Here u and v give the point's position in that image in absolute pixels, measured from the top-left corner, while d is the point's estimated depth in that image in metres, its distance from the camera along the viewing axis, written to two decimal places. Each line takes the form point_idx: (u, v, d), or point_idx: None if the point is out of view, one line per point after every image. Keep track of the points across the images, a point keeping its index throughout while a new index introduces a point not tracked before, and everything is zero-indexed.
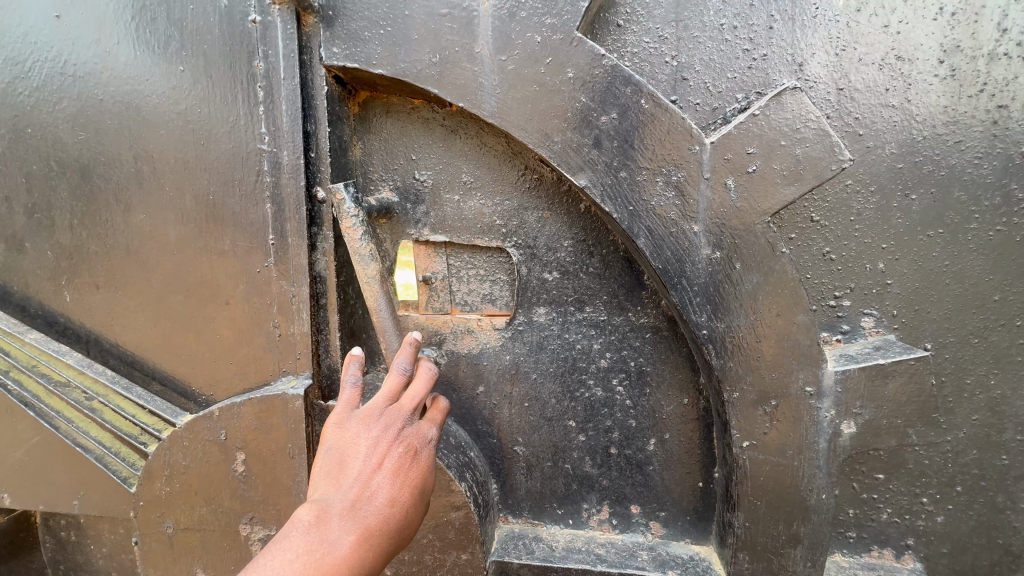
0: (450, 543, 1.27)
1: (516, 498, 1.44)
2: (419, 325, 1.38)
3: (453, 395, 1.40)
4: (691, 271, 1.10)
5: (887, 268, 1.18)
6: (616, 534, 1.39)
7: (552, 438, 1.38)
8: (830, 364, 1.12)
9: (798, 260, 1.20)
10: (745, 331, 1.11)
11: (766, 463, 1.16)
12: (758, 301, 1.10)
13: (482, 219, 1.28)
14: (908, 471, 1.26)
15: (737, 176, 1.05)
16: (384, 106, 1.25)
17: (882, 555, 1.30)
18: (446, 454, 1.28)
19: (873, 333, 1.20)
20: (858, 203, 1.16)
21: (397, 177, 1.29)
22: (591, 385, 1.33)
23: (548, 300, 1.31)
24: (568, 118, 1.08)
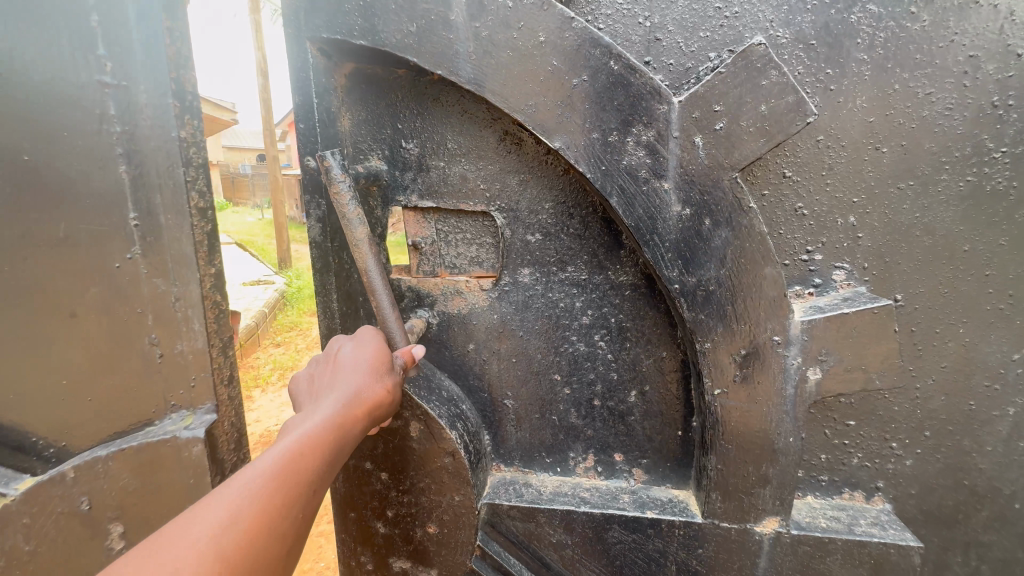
0: (444, 487, 1.38)
1: (507, 449, 1.53)
2: (411, 288, 1.46)
3: (445, 353, 1.49)
4: (664, 227, 1.15)
5: (858, 222, 1.21)
6: (601, 479, 1.48)
7: (539, 393, 1.47)
8: (797, 314, 1.17)
9: (770, 215, 1.24)
10: (716, 285, 1.16)
11: (736, 409, 1.22)
12: (727, 256, 1.14)
13: (467, 184, 1.35)
14: (879, 417, 1.31)
15: (705, 133, 1.09)
16: (368, 76, 1.30)
17: (854, 497, 1.36)
18: (436, 405, 1.37)
19: (844, 286, 1.24)
20: (830, 157, 1.18)
21: (383, 144, 1.35)
22: (574, 341, 1.41)
23: (532, 261, 1.38)
24: (541, 82, 1.12)
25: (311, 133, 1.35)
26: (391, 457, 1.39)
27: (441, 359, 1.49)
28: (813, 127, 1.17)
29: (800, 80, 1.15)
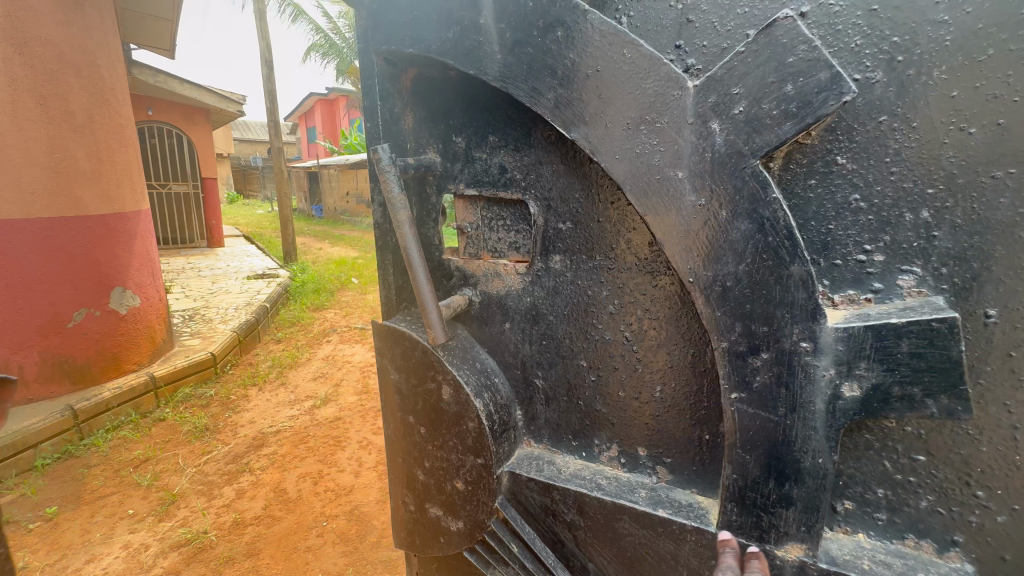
0: (469, 448, 1.51)
1: (538, 426, 1.62)
2: (459, 267, 1.63)
3: (486, 329, 1.63)
4: (678, 219, 1.13)
5: (934, 218, 1.00)
6: (624, 472, 1.48)
7: (566, 376, 1.52)
8: (832, 320, 1.03)
9: (817, 208, 1.10)
10: (733, 281, 1.09)
11: (756, 417, 1.13)
12: (749, 250, 1.07)
13: (504, 175, 1.45)
14: (959, 459, 1.05)
15: (723, 119, 1.05)
16: (419, 75, 1.51)
17: (919, 546, 1.12)
18: (466, 373, 1.52)
19: (914, 294, 1.03)
20: (897, 140, 1.01)
21: (437, 138, 1.54)
22: (600, 329, 1.42)
23: (563, 248, 1.42)
24: (557, 75, 1.19)
25: (381, 133, 1.61)
26: (429, 415, 1.57)
27: (483, 334, 1.64)
28: (875, 106, 1.02)
29: (858, 51, 1.02)
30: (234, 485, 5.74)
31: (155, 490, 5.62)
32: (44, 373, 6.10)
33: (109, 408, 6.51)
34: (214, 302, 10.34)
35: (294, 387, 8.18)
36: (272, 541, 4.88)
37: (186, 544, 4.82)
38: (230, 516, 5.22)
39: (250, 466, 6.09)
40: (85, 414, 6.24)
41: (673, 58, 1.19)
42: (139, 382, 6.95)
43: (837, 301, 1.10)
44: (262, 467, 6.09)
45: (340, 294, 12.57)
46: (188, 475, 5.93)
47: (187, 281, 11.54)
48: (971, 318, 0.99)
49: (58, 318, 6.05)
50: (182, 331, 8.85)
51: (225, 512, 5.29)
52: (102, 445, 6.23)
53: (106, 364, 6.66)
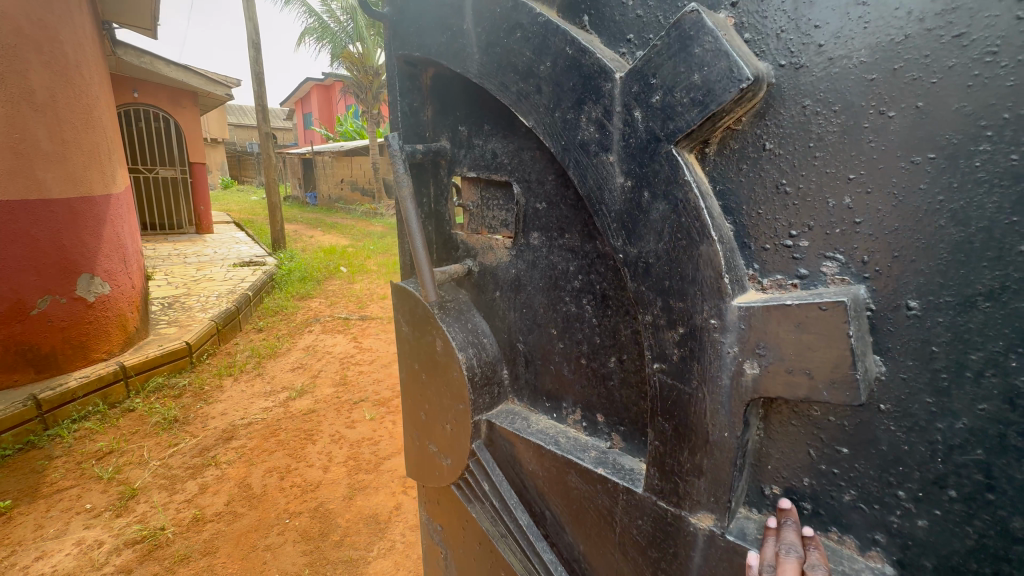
0: (456, 394, 1.54)
1: (520, 384, 1.61)
2: (465, 241, 1.66)
3: (482, 297, 1.63)
4: (609, 199, 1.11)
5: (855, 204, 0.98)
6: (584, 435, 1.44)
7: (542, 342, 1.50)
8: (738, 299, 0.99)
9: (749, 191, 1.09)
10: (654, 258, 1.06)
11: (673, 387, 1.10)
12: (667, 229, 1.04)
13: (496, 158, 1.47)
14: (880, 454, 1.00)
15: (643, 107, 1.03)
16: (435, 75, 1.59)
17: (842, 541, 1.08)
18: (457, 330, 1.53)
19: (836, 282, 1.00)
20: (820, 124, 0.99)
21: (447, 128, 1.60)
22: (568, 301, 1.39)
23: (540, 227, 1.40)
24: (519, 70, 1.22)
25: (402, 125, 1.68)
26: (426, 362, 1.59)
27: (481, 300, 1.64)
28: (800, 89, 1.01)
29: (784, 38, 1.02)
30: (197, 480, 5.66)
31: (115, 484, 5.59)
32: (5, 362, 6.30)
33: (75, 397, 6.61)
34: (196, 290, 10.25)
35: (270, 377, 8.10)
36: (232, 538, 4.79)
37: (143, 541, 4.76)
38: (191, 512, 5.15)
39: (217, 459, 6.02)
40: (49, 404, 6.35)
41: (626, 51, 1.19)
42: (110, 371, 7.03)
43: (765, 285, 1.08)
44: (229, 460, 6.00)
45: (325, 283, 12.47)
46: (152, 468, 5.88)
47: (169, 268, 11.43)
48: (892, 311, 0.96)
49: (21, 304, 6.32)
50: (159, 319, 8.84)
51: (188, 506, 5.23)
52: (66, 436, 6.31)
53: (70, 354, 6.87)
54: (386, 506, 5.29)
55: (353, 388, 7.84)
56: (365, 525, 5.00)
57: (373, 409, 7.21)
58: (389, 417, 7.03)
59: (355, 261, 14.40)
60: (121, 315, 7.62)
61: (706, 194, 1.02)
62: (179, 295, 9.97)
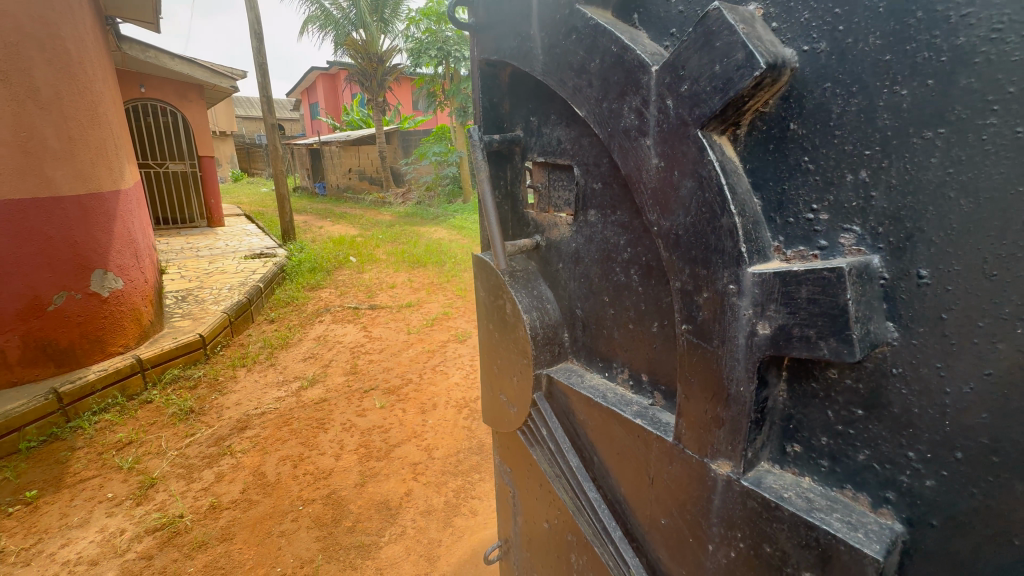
0: (523, 349, 1.78)
1: (578, 346, 1.77)
2: (535, 218, 1.80)
3: (547, 268, 1.80)
4: (645, 178, 1.21)
5: (872, 177, 0.96)
6: (631, 393, 1.57)
7: (596, 310, 1.63)
8: (752, 267, 1.05)
9: (774, 169, 1.09)
10: (684, 231, 1.14)
11: (697, 348, 1.18)
12: (693, 205, 1.11)
13: (558, 144, 1.58)
14: (892, 416, 0.98)
15: (674, 96, 1.10)
16: (509, 69, 1.70)
17: (857, 498, 1.06)
18: (523, 296, 1.75)
19: (854, 252, 0.99)
20: (839, 105, 0.97)
21: (521, 119, 1.73)
22: (621, 271, 1.48)
23: (597, 205, 1.50)
24: (573, 67, 1.34)
25: (483, 117, 1.86)
26: (499, 322, 1.86)
27: (546, 271, 1.81)
28: (820, 73, 0.99)
29: (806, 23, 1.00)
30: (213, 469, 5.78)
31: (135, 473, 5.73)
32: (26, 357, 6.50)
33: (93, 391, 6.77)
34: (209, 283, 10.40)
35: (283, 368, 8.21)
36: (247, 524, 4.92)
37: (161, 529, 4.89)
38: (208, 499, 5.27)
39: (232, 448, 6.14)
40: (69, 397, 6.53)
41: (669, 44, 1.25)
42: (126, 364, 7.18)
43: (789, 256, 1.09)
44: (243, 449, 6.12)
45: (335, 273, 12.52)
46: (170, 458, 6.02)
47: (182, 262, 11.60)
48: (904, 279, 0.93)
49: (38, 301, 6.47)
50: (173, 312, 8.99)
51: (203, 495, 5.35)
52: (87, 428, 6.48)
53: (89, 348, 7.02)
54: (397, 493, 5.37)
55: (363, 376, 7.95)
56: (376, 512, 5.09)
57: (384, 397, 7.29)
58: (399, 405, 7.09)
59: (363, 252, 14.41)
60: (136, 309, 7.76)
61: (732, 173, 1.08)
62: (193, 287, 10.11)
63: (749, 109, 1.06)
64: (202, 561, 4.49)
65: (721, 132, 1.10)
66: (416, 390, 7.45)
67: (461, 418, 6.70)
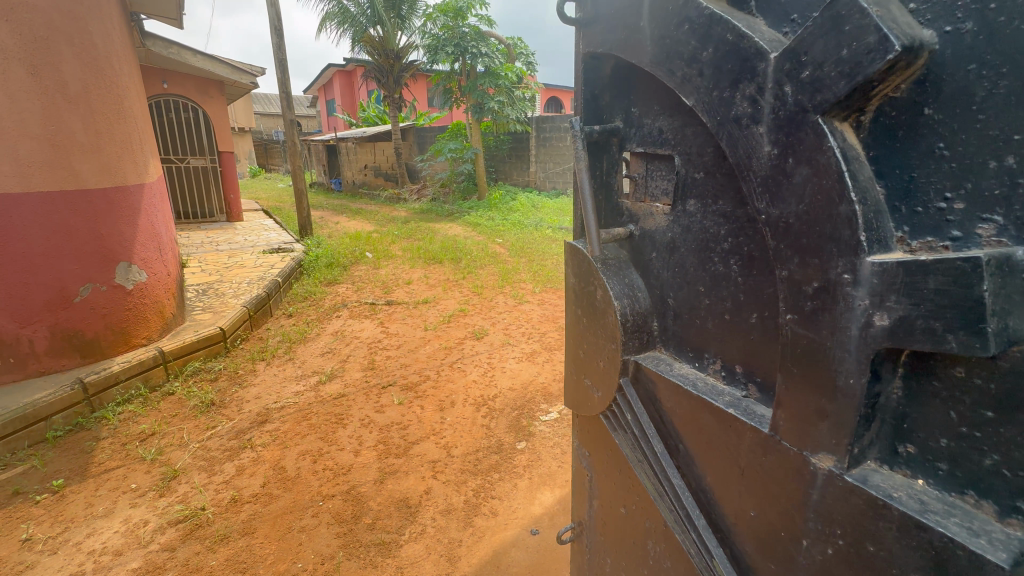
0: (610, 335, 1.99)
1: (667, 336, 1.96)
2: (629, 207, 2.04)
3: (639, 255, 2.02)
4: (757, 164, 1.32)
5: (1019, 163, 0.97)
6: (722, 383, 1.72)
7: (689, 298, 1.81)
8: (870, 256, 1.11)
9: (902, 157, 1.13)
10: (795, 219, 1.25)
11: (804, 338, 1.27)
12: (806, 194, 1.21)
13: (660, 136, 1.81)
14: None
15: (794, 82, 1.19)
16: (613, 62, 1.94)
17: (978, 505, 1.07)
18: (615, 284, 1.97)
19: (993, 244, 1.01)
20: (985, 87, 0.99)
21: (621, 111, 1.97)
22: (716, 261, 1.66)
23: (697, 194, 1.70)
24: (685, 57, 1.48)
25: (584, 109, 2.10)
26: (587, 309, 2.08)
27: (637, 259, 2.03)
28: (965, 55, 1.01)
29: (951, 3, 1.02)
30: (235, 462, 5.93)
31: (158, 465, 5.87)
32: (54, 346, 6.58)
33: (118, 381, 6.89)
34: (229, 276, 10.60)
35: (302, 362, 8.34)
36: (268, 519, 5.04)
37: (184, 521, 5.02)
38: (229, 493, 5.40)
39: (251, 442, 6.27)
40: (95, 388, 6.63)
41: (789, 30, 1.35)
42: (148, 357, 7.29)
43: (914, 247, 1.13)
44: (263, 443, 6.26)
45: (352, 269, 12.68)
46: (191, 450, 6.15)
47: (203, 255, 11.88)
48: None
49: (66, 292, 6.54)
50: (194, 306, 9.16)
51: (224, 488, 5.48)
52: (110, 419, 6.58)
53: (114, 339, 7.13)
54: (416, 490, 5.46)
55: (382, 372, 8.11)
56: (397, 509, 5.19)
57: (402, 394, 7.43)
58: (417, 402, 7.23)
59: (379, 247, 14.65)
60: (159, 303, 7.89)
61: (852, 159, 1.15)
62: (214, 281, 10.32)
63: (876, 94, 1.11)
64: (225, 555, 4.61)
65: (842, 119, 1.17)
66: (434, 387, 7.61)
67: (480, 416, 6.85)
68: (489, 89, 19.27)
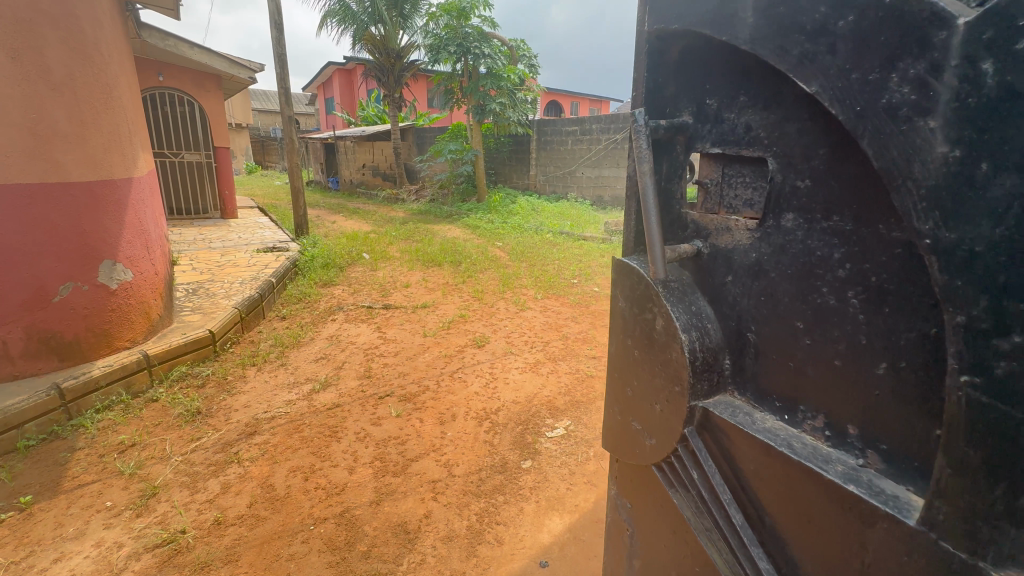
0: (673, 376, 1.64)
1: (743, 377, 1.62)
2: (695, 220, 1.71)
3: (708, 279, 1.68)
4: (921, 172, 0.98)
5: None
6: (825, 444, 1.38)
7: (778, 335, 1.48)
8: None
9: None
10: (985, 246, 0.91)
11: (990, 411, 0.93)
12: (1011, 212, 0.87)
13: (748, 134, 1.47)
14: None
15: (1000, 57, 0.85)
16: (683, 42, 1.61)
17: None
18: (680, 312, 1.63)
19: None
20: None
21: (692, 101, 1.63)
22: (825, 294, 1.33)
23: (797, 207, 1.37)
24: (807, 30, 1.15)
25: (643, 99, 1.76)
26: (643, 341, 1.74)
27: (706, 283, 1.69)
28: None
29: None
30: (219, 478, 5.52)
31: (137, 480, 5.44)
32: (30, 349, 6.16)
33: (98, 387, 6.46)
34: (221, 276, 10.18)
35: (294, 368, 7.94)
36: (255, 544, 4.65)
37: (162, 546, 4.61)
38: (212, 514, 5.00)
39: (239, 456, 5.87)
40: (72, 394, 6.21)
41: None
42: (132, 360, 6.87)
43: None
44: (251, 458, 5.85)
45: (349, 269, 12.29)
46: (174, 464, 5.73)
47: (194, 254, 11.45)
48: None
49: (43, 291, 6.12)
50: (183, 306, 8.74)
51: (209, 508, 5.08)
52: (89, 427, 6.14)
53: (96, 341, 6.70)
54: (415, 514, 5.09)
55: (379, 381, 7.71)
56: (394, 536, 4.80)
57: (399, 405, 7.05)
58: (416, 415, 6.84)
59: (377, 248, 14.26)
60: (146, 303, 7.47)
61: None
62: (205, 280, 9.90)
63: None
64: None
65: None
66: (433, 398, 7.22)
67: (482, 432, 6.47)
68: (490, 91, 18.92)
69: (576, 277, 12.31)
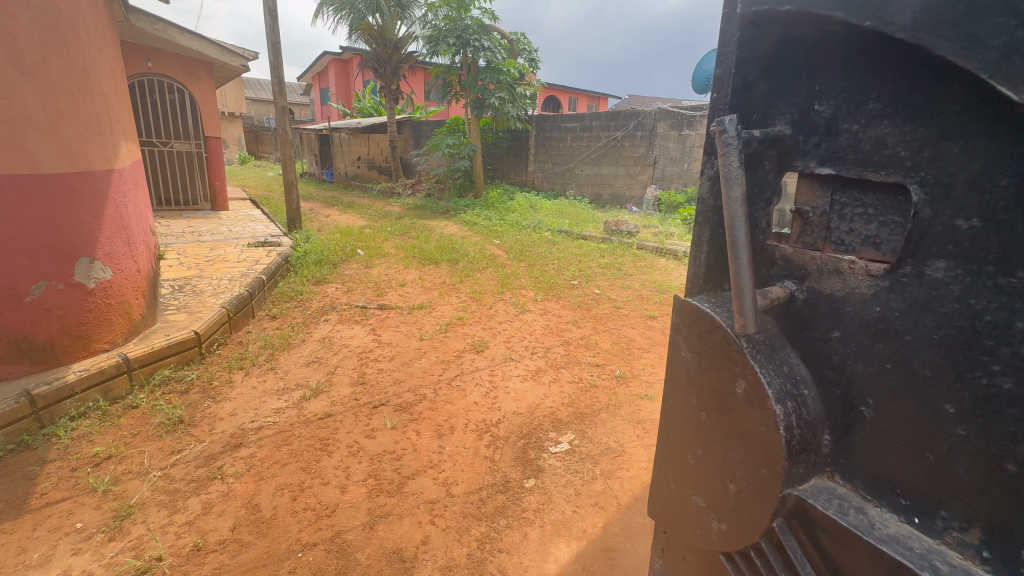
0: (758, 454, 1.33)
1: (849, 463, 1.44)
2: (787, 254, 1.54)
3: (806, 332, 1.50)
4: None
5: None
6: (976, 566, 1.21)
7: (899, 387, 1.32)
8: None
9: None
10: None
11: None
12: None
13: (885, 150, 1.28)
14: None
15: None
16: (791, 39, 1.45)
17: None
18: (770, 374, 1.34)
19: None
20: None
21: (793, 108, 1.47)
22: (993, 372, 1.15)
23: (945, 246, 1.20)
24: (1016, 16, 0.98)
25: (729, 99, 1.60)
26: (715, 405, 1.43)
27: (800, 335, 1.52)
28: None
29: None
30: (201, 497, 5.12)
31: (110, 498, 5.03)
32: None
33: (72, 394, 6.02)
34: (209, 272, 9.72)
35: (284, 373, 7.53)
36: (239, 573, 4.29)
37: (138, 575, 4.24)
38: (191, 539, 4.62)
39: (223, 471, 5.47)
40: (44, 401, 5.77)
41: None
42: (110, 364, 6.42)
43: None
44: (236, 474, 5.46)
45: (342, 267, 11.84)
46: (152, 480, 5.32)
47: (182, 247, 10.99)
48: None
49: (14, 291, 5.67)
50: (168, 304, 8.30)
51: (189, 531, 4.70)
52: (61, 437, 5.72)
53: (72, 344, 6.26)
54: (412, 540, 4.73)
55: (373, 388, 7.32)
56: (389, 564, 4.46)
57: (395, 416, 6.67)
58: (412, 427, 6.47)
59: (371, 244, 13.81)
60: (126, 302, 7.00)
61: None
62: (191, 277, 9.43)
63: None
64: None
65: None
66: (431, 408, 6.86)
67: (482, 446, 6.12)
68: (489, 85, 18.44)
69: (576, 278, 11.94)
